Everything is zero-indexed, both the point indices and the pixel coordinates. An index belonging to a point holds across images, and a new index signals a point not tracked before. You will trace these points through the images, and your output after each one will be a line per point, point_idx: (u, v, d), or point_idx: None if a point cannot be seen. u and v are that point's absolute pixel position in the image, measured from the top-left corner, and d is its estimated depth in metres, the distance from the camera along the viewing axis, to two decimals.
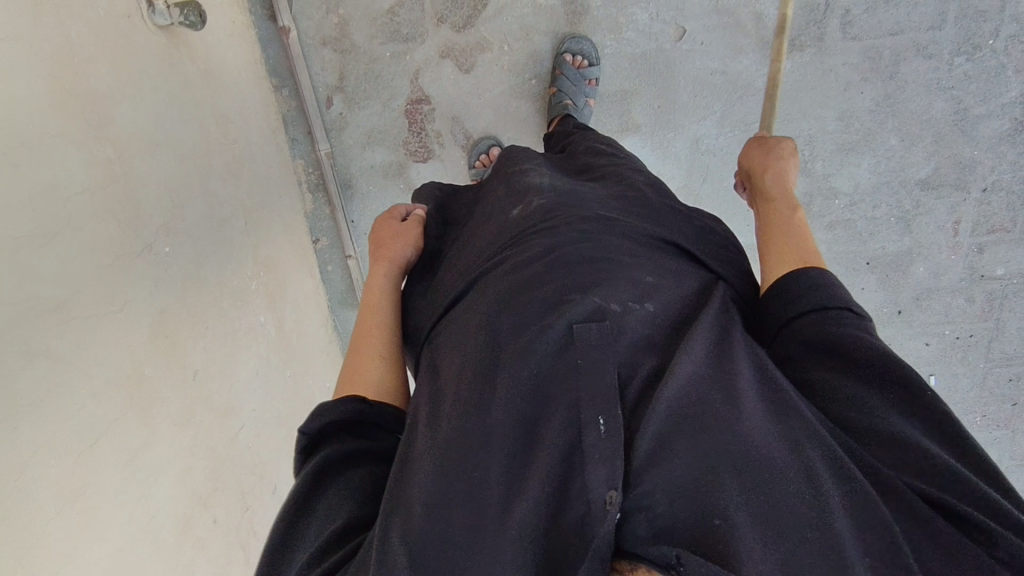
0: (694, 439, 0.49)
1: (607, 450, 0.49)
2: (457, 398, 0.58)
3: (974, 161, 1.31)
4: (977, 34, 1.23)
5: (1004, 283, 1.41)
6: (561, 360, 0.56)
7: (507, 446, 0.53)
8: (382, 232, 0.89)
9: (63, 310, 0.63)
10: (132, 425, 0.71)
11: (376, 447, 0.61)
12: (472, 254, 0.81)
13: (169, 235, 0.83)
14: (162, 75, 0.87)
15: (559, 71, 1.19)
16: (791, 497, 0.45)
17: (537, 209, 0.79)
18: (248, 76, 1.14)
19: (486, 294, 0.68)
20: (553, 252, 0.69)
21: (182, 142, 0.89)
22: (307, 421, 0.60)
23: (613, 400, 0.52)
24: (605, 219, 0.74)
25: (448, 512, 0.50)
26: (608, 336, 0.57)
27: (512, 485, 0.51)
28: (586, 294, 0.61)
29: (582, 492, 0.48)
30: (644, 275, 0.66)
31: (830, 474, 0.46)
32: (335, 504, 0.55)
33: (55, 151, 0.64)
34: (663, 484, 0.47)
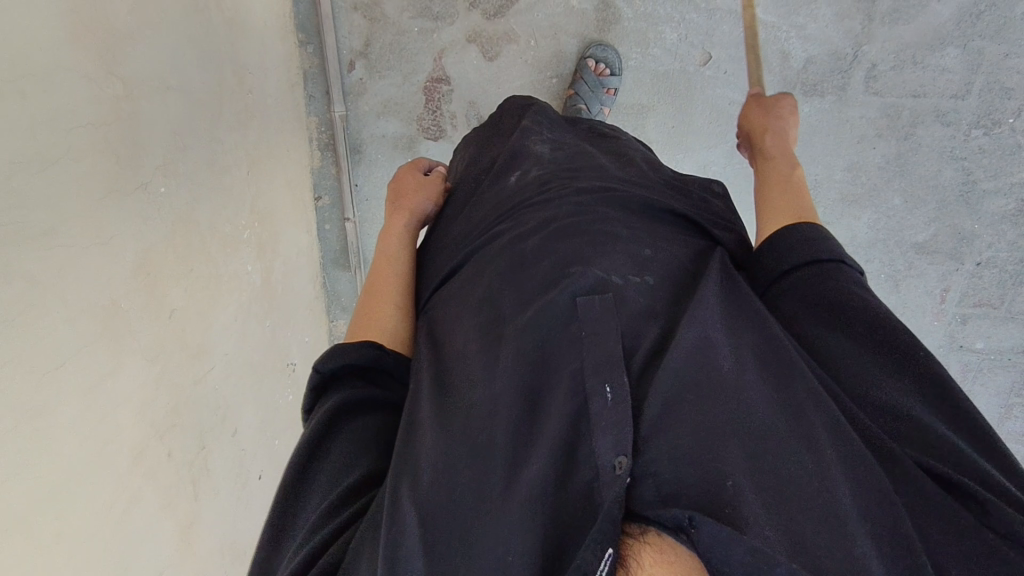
0: (698, 409, 0.54)
1: (612, 419, 0.53)
2: (463, 369, 0.64)
3: (974, 234, 1.32)
4: (998, 110, 1.22)
5: (981, 356, 1.44)
6: (564, 332, 0.61)
7: (513, 407, 0.57)
8: (404, 180, 0.97)
9: (49, 236, 0.66)
10: (101, 354, 0.74)
11: (383, 396, 0.69)
12: (480, 213, 0.86)
13: (168, 175, 0.85)
14: (184, 20, 0.88)
15: (579, 75, 1.20)
16: (796, 468, 0.51)
17: (535, 179, 0.85)
18: (275, 28, 1.16)
19: (483, 271, 0.74)
20: (550, 226, 0.75)
21: (195, 88, 0.91)
22: (321, 361, 0.68)
23: (618, 365, 0.57)
24: (601, 191, 0.79)
25: (459, 468, 0.54)
26: (608, 309, 0.63)
27: (522, 441, 0.55)
28: (587, 266, 0.68)
29: (590, 458, 0.52)
30: (642, 249, 0.72)
31: (834, 450, 0.53)
32: (348, 453, 0.63)
33: (60, 82, 0.66)
34: (667, 450, 0.51)
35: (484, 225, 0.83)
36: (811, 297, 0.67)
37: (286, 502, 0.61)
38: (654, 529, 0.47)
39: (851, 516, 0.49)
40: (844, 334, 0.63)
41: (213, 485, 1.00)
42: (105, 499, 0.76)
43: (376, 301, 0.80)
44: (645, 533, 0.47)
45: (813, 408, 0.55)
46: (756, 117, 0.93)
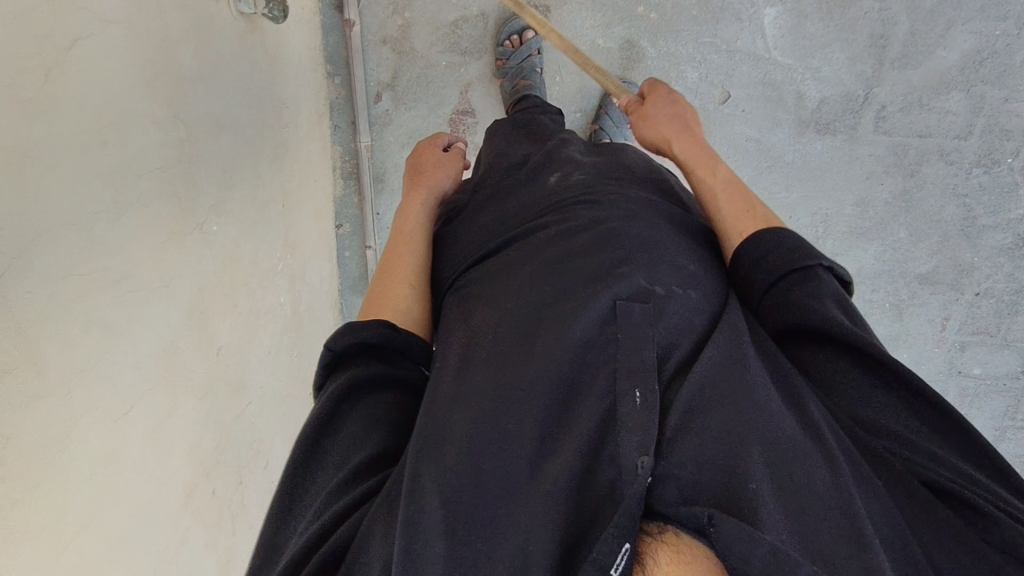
0: (719, 421, 0.57)
1: (641, 420, 0.56)
2: (489, 369, 0.65)
3: (973, 266, 1.39)
4: (998, 151, 1.29)
5: (978, 382, 1.50)
6: (602, 332, 0.65)
7: (540, 416, 0.60)
8: (424, 160, 0.98)
9: (121, 284, 0.66)
10: (160, 396, 0.74)
11: (395, 372, 0.70)
12: (514, 210, 0.88)
13: (219, 214, 0.86)
14: (237, 60, 0.89)
15: (604, 110, 1.25)
16: (809, 478, 0.54)
17: (576, 182, 0.88)
18: (309, 61, 1.17)
19: (528, 260, 0.77)
20: (598, 225, 0.79)
21: (242, 126, 0.92)
22: (333, 339, 0.69)
23: (650, 374, 0.60)
24: (647, 202, 0.84)
25: (487, 457, 0.56)
26: (647, 317, 0.66)
27: (547, 435, 0.58)
28: (632, 271, 0.71)
29: (614, 459, 0.54)
30: (685, 264, 0.75)
31: (844, 464, 0.57)
32: (360, 430, 0.64)
33: (136, 128, 0.67)
34: (692, 456, 0.54)
35: (517, 224, 0.85)
36: (793, 321, 0.69)
37: (298, 471, 0.62)
38: (673, 528, 0.50)
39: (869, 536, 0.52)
40: (833, 350, 0.66)
41: (248, 521, 0.99)
42: (161, 541, 0.76)
43: (394, 272, 0.83)
44: (664, 531, 0.50)
45: (827, 429, 0.59)
46: (654, 128, 0.93)
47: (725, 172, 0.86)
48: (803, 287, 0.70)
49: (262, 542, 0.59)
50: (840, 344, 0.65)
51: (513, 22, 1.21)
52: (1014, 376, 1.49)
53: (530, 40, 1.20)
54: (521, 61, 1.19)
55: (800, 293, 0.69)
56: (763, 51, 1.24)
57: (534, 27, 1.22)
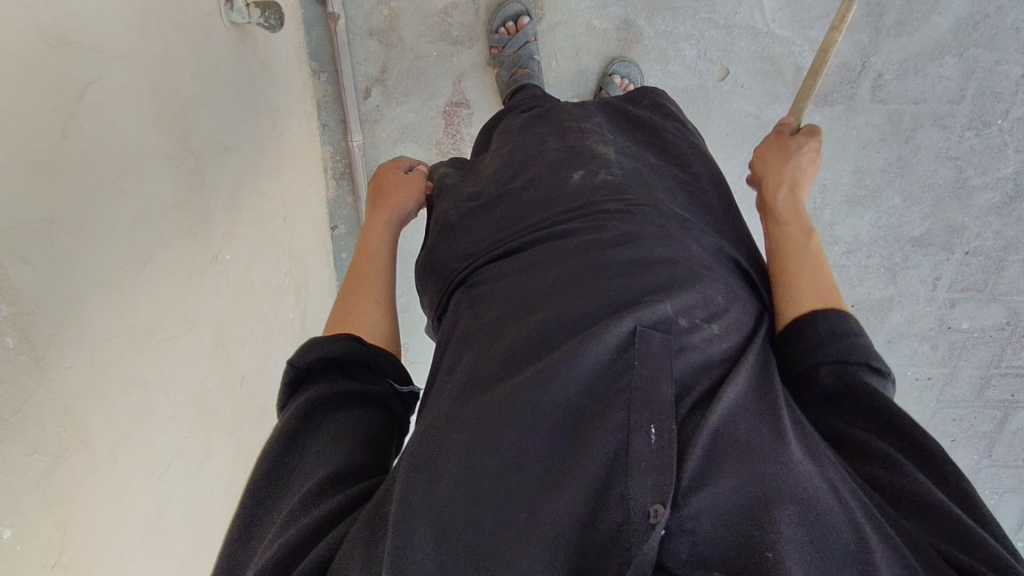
0: (741, 467, 0.46)
1: (655, 460, 0.46)
2: (475, 416, 0.52)
3: (964, 226, 1.42)
4: (988, 113, 1.30)
5: (966, 335, 1.56)
6: (617, 366, 0.53)
7: (535, 462, 0.49)
8: (387, 176, 0.89)
9: (152, 336, 0.62)
10: (197, 441, 0.71)
11: (365, 390, 0.60)
12: (522, 211, 0.75)
13: (230, 240, 0.82)
14: (232, 74, 0.83)
15: (605, 93, 1.19)
16: (839, 555, 0.42)
17: (603, 184, 0.74)
18: (295, 60, 1.10)
19: (545, 281, 0.64)
20: (625, 243, 0.66)
21: (243, 145, 0.86)
22: (296, 356, 0.59)
23: (667, 407, 0.49)
24: (679, 217, 0.72)
25: (475, 517, 0.46)
26: (670, 349, 0.54)
27: (549, 483, 0.47)
28: (659, 299, 0.59)
29: (622, 500, 0.45)
30: (716, 295, 0.63)
31: (878, 537, 0.44)
32: (325, 451, 0.54)
33: (149, 168, 0.62)
34: (707, 509, 0.44)
35: (522, 230, 0.73)
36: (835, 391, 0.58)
37: (255, 499, 0.52)
38: None
39: None
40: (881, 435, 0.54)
41: None
42: None
43: (356, 294, 0.72)
44: None
45: (853, 495, 0.48)
46: (773, 166, 0.80)
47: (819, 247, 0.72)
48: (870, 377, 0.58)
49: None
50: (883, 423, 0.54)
51: (506, 7, 1.16)
52: (1000, 327, 1.55)
53: (526, 27, 1.15)
54: (518, 49, 1.15)
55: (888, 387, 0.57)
56: (761, 23, 1.20)
57: (528, 14, 1.17)
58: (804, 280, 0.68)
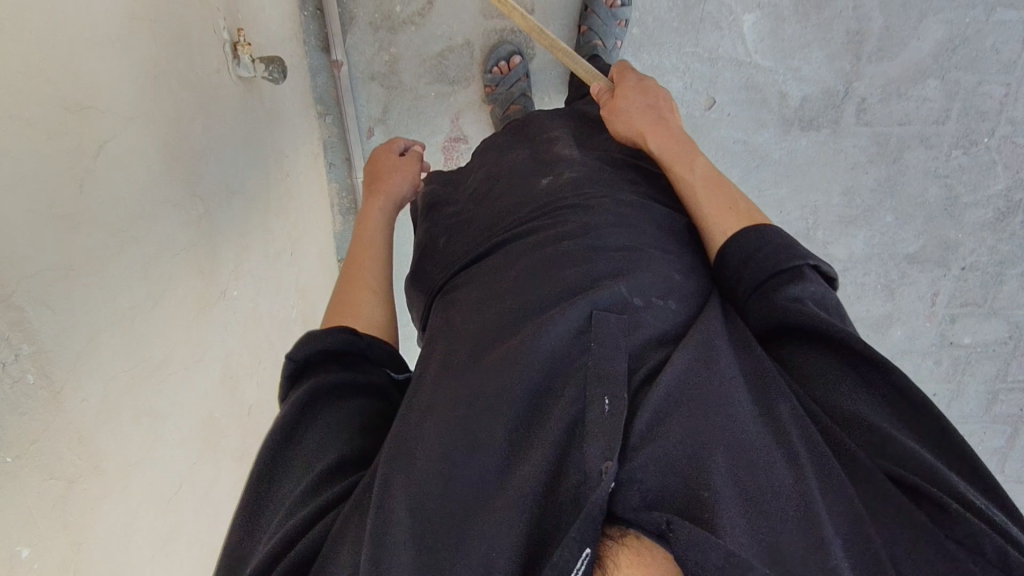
0: (687, 423, 0.52)
1: (608, 425, 0.52)
2: (453, 391, 0.60)
3: (958, 242, 1.45)
4: (974, 132, 1.33)
5: (969, 350, 1.57)
6: (577, 343, 0.60)
7: (506, 432, 0.56)
8: (381, 161, 0.94)
9: (162, 369, 0.67)
10: (206, 467, 0.76)
11: (361, 380, 0.65)
12: (493, 222, 0.83)
13: (238, 277, 0.88)
14: (238, 124, 0.89)
15: (591, 10, 1.16)
16: (777, 487, 0.48)
17: (568, 181, 0.82)
18: (301, 104, 1.17)
19: (513, 274, 0.72)
20: (586, 235, 0.73)
21: (250, 187, 0.93)
22: (295, 349, 0.64)
23: (620, 380, 0.56)
24: (638, 203, 0.79)
25: (454, 479, 0.53)
26: (624, 327, 0.62)
27: (517, 453, 0.54)
28: (614, 282, 0.67)
29: (580, 462, 0.50)
30: (672, 273, 0.70)
31: (811, 466, 0.50)
32: (327, 437, 0.59)
33: (160, 216, 0.68)
34: (654, 460, 0.50)
35: (495, 233, 0.81)
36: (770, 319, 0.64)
37: (263, 480, 0.57)
38: (634, 532, 0.46)
39: (829, 532, 0.46)
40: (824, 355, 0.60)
41: None
42: None
43: (351, 285, 0.78)
44: (625, 535, 0.46)
45: (796, 431, 0.53)
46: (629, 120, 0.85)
47: (706, 163, 0.80)
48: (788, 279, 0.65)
49: (223, 558, 0.54)
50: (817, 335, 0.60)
51: (499, 49, 1.21)
52: (1003, 342, 1.55)
53: (518, 66, 1.21)
54: (510, 86, 1.21)
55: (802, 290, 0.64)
56: (745, 56, 1.25)
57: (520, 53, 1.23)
58: (721, 209, 0.75)
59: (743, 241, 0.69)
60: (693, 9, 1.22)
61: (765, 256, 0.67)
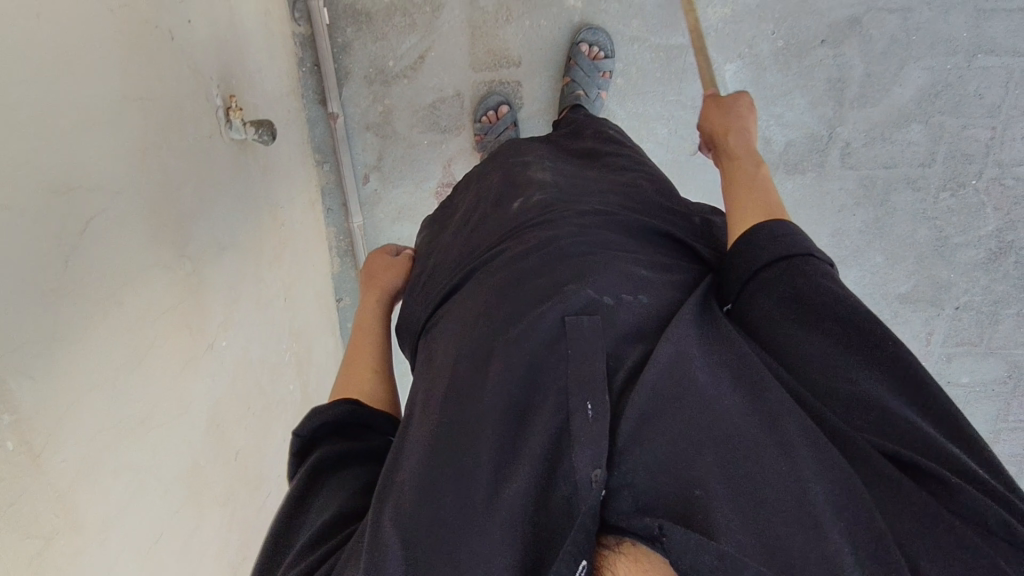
0: (673, 423, 0.55)
1: (592, 432, 0.55)
2: (451, 395, 0.64)
3: (951, 282, 1.45)
4: (962, 174, 1.34)
5: (967, 389, 1.57)
6: (552, 349, 0.63)
7: (497, 433, 0.59)
8: (376, 261, 1.03)
9: (145, 423, 0.71)
10: (188, 514, 0.81)
11: (364, 448, 0.68)
12: (474, 242, 0.88)
13: (227, 329, 0.93)
14: (231, 182, 0.95)
15: (575, 61, 1.21)
16: (770, 476, 0.51)
17: (537, 202, 0.86)
18: (297, 155, 1.23)
19: (485, 285, 0.76)
20: (551, 245, 0.77)
21: (241, 240, 0.98)
22: (300, 425, 0.66)
23: (598, 383, 0.59)
24: (602, 213, 0.83)
25: (444, 483, 0.56)
26: (597, 329, 0.64)
27: (505, 462, 0.57)
28: (582, 285, 0.69)
29: (569, 474, 0.54)
30: (639, 268, 0.73)
31: (803, 448, 0.52)
32: (331, 501, 0.61)
33: (147, 280, 0.73)
34: (645, 463, 0.53)
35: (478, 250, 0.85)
36: (777, 291, 0.64)
37: (275, 547, 0.59)
38: (630, 538, 0.50)
39: (823, 515, 0.48)
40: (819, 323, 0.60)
41: None
42: None
43: (353, 363, 0.82)
44: (621, 543, 0.50)
45: (787, 411, 0.55)
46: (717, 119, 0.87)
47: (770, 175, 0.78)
48: (802, 262, 0.64)
49: None
50: (813, 312, 0.60)
51: (488, 99, 1.26)
52: (1001, 381, 1.55)
53: (506, 115, 1.25)
54: (498, 134, 1.24)
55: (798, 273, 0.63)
56: None
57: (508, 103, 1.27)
58: (754, 203, 0.74)
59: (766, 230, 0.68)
60: (676, 60, 1.25)
61: (776, 241, 0.66)
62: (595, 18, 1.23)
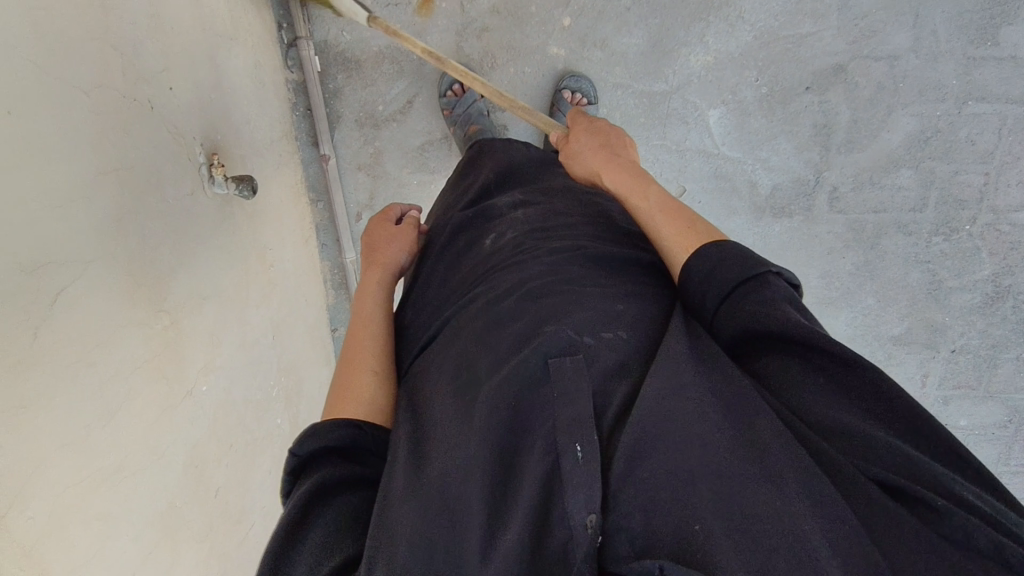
0: (664, 461, 0.53)
1: (584, 476, 0.54)
2: (441, 430, 0.63)
3: (946, 325, 1.42)
4: (955, 220, 1.33)
5: (966, 432, 1.51)
6: (538, 391, 0.61)
7: (482, 474, 0.57)
8: (376, 234, 0.97)
9: (116, 474, 0.76)
10: (162, 554, 0.85)
11: (366, 471, 0.64)
12: (454, 281, 0.88)
13: (207, 373, 0.97)
14: (215, 233, 1.00)
15: (557, 107, 1.27)
16: (764, 509, 0.49)
17: (508, 243, 0.87)
18: (290, 198, 1.28)
19: (461, 331, 0.75)
20: (522, 288, 0.76)
21: (226, 287, 1.03)
22: (297, 444, 0.62)
23: (589, 425, 0.57)
24: (572, 251, 0.81)
25: (434, 521, 0.54)
26: (582, 367, 0.62)
27: (500, 501, 0.56)
28: (560, 325, 0.67)
29: (563, 518, 0.53)
30: (614, 303, 0.71)
31: (798, 479, 0.51)
32: (330, 532, 0.56)
33: (122, 338, 0.78)
34: (639, 507, 0.52)
35: (461, 291, 0.85)
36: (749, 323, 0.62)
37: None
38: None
39: (821, 550, 0.47)
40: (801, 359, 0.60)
41: None
42: None
43: (352, 365, 0.76)
44: None
45: (778, 440, 0.53)
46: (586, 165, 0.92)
47: (659, 188, 0.82)
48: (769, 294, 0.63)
49: None
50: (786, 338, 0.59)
51: (451, 70, 1.30)
52: (1002, 425, 1.50)
53: (470, 87, 1.29)
54: (466, 107, 1.28)
55: (759, 311, 0.62)
56: (712, 148, 1.32)
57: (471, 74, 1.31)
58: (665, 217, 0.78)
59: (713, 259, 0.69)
60: (660, 105, 1.30)
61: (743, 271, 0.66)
62: (578, 65, 1.29)
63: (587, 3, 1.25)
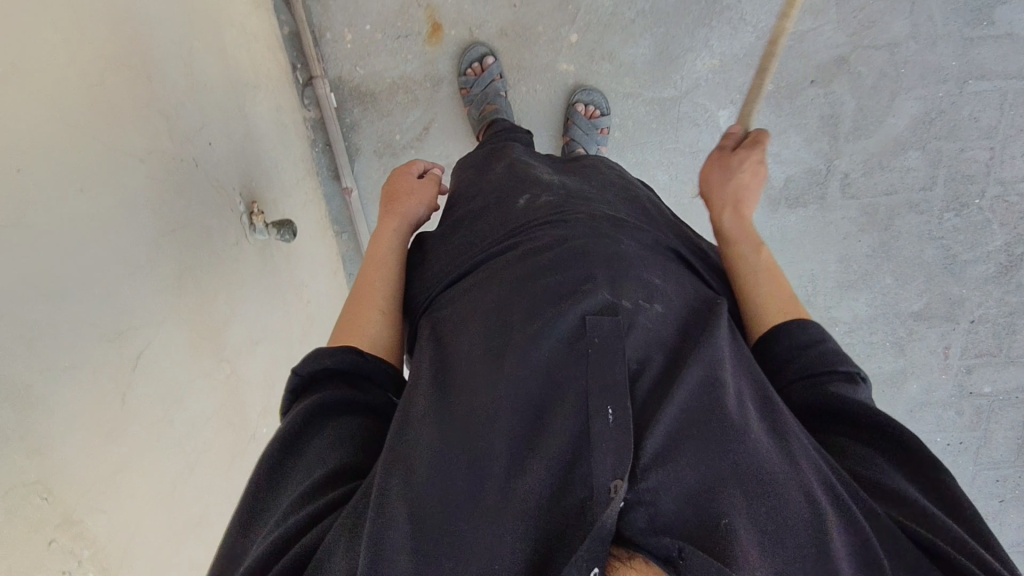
0: (697, 448, 0.54)
1: (617, 441, 0.52)
2: (466, 395, 0.63)
3: (963, 297, 1.45)
4: (965, 195, 1.37)
5: (990, 399, 1.54)
6: (572, 349, 0.62)
7: (509, 450, 0.56)
8: (399, 184, 0.97)
9: (199, 522, 0.79)
10: None
11: (365, 399, 0.68)
12: (488, 229, 0.85)
13: (266, 414, 1.00)
14: (260, 278, 1.03)
15: (571, 121, 1.29)
16: (795, 526, 0.52)
17: (545, 204, 0.84)
18: (317, 233, 1.31)
19: (493, 289, 0.74)
20: (564, 243, 0.76)
21: (272, 328, 1.06)
22: (301, 364, 0.69)
23: (622, 392, 0.56)
24: (614, 220, 0.81)
25: (452, 504, 0.53)
26: (617, 329, 0.63)
27: (516, 465, 0.55)
28: (599, 286, 0.68)
29: (586, 478, 0.51)
30: (653, 276, 0.73)
31: (834, 511, 0.54)
32: (326, 451, 0.62)
33: (193, 392, 0.80)
34: (667, 485, 0.50)
35: (491, 248, 0.82)
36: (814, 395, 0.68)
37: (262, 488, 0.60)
38: (642, 557, 0.46)
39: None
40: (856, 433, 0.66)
41: None
42: None
43: (358, 303, 0.80)
44: (632, 557, 0.46)
45: (813, 470, 0.57)
46: (716, 187, 0.88)
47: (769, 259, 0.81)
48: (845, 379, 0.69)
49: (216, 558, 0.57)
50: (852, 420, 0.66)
51: (472, 51, 1.28)
52: None
53: (490, 66, 1.27)
54: (484, 87, 1.26)
55: (828, 383, 0.68)
56: None
57: (492, 54, 1.29)
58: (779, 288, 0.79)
59: (800, 330, 0.73)
60: (670, 111, 1.34)
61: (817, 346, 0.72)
62: (587, 79, 1.32)
63: (593, 18, 1.28)
